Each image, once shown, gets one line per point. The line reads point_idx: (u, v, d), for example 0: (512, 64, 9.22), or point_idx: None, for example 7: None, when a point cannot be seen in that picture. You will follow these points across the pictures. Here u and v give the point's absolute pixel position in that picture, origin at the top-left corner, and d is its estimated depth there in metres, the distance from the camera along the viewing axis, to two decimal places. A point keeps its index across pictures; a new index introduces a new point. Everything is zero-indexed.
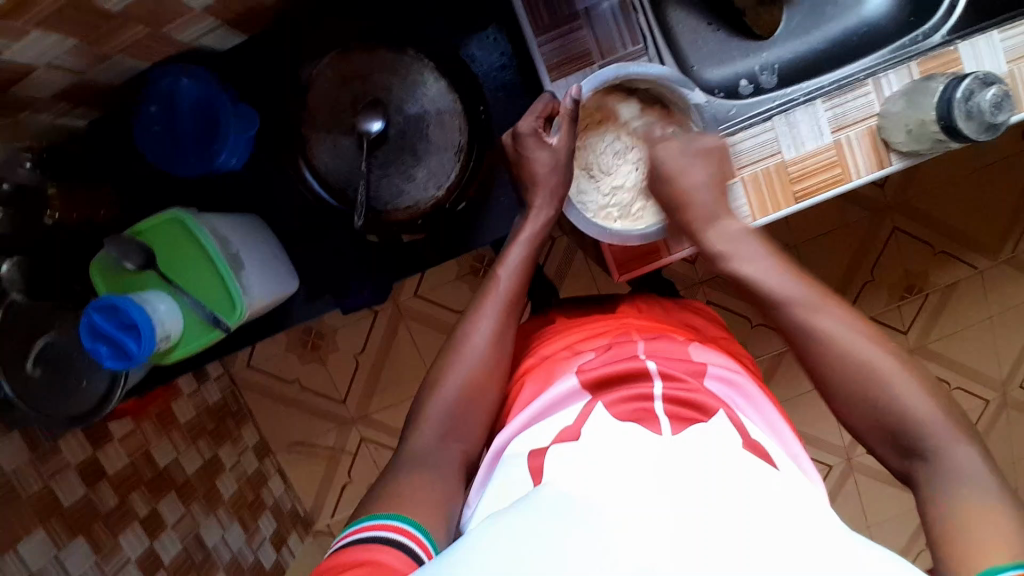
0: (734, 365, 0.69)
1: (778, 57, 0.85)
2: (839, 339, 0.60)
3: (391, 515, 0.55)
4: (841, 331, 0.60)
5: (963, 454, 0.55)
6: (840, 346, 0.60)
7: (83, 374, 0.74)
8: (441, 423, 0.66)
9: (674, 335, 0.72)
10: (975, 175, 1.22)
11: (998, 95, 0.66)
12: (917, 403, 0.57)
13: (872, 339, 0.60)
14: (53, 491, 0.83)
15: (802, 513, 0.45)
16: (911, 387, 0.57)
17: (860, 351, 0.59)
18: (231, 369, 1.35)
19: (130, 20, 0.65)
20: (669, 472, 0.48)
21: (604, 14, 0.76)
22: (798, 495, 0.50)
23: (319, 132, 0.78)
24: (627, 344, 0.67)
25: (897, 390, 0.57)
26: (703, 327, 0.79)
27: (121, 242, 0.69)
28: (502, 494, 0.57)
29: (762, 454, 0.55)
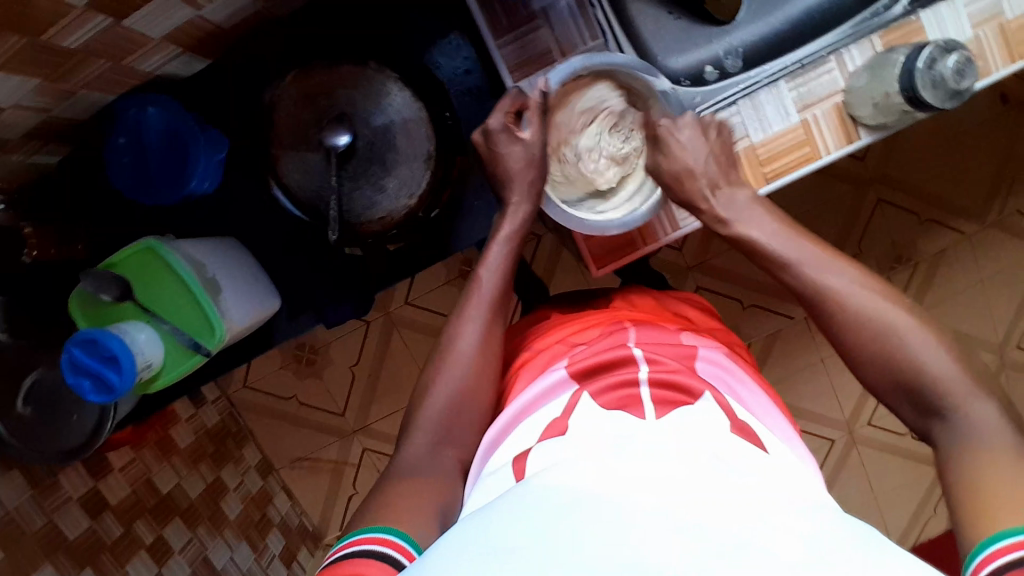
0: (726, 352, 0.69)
1: (742, 40, 0.83)
2: (852, 305, 0.61)
3: (380, 528, 0.55)
4: (852, 292, 0.61)
5: (983, 414, 0.55)
6: (856, 312, 0.60)
7: (73, 410, 0.76)
8: (433, 429, 0.66)
9: (666, 324, 0.72)
10: (956, 140, 1.22)
11: (961, 61, 0.65)
12: (942, 366, 0.57)
13: (886, 300, 0.60)
14: (58, 526, 0.83)
15: (781, 499, 0.45)
16: (930, 345, 0.57)
17: (871, 313, 0.60)
18: (228, 390, 1.35)
19: (90, 54, 0.65)
20: (650, 456, 0.48)
21: (562, 12, 0.76)
22: (783, 478, 0.50)
23: (286, 150, 0.78)
24: (620, 333, 0.67)
25: (918, 351, 0.57)
26: (697, 318, 0.79)
27: (98, 276, 0.69)
28: (485, 493, 0.56)
29: (750, 436, 0.55)
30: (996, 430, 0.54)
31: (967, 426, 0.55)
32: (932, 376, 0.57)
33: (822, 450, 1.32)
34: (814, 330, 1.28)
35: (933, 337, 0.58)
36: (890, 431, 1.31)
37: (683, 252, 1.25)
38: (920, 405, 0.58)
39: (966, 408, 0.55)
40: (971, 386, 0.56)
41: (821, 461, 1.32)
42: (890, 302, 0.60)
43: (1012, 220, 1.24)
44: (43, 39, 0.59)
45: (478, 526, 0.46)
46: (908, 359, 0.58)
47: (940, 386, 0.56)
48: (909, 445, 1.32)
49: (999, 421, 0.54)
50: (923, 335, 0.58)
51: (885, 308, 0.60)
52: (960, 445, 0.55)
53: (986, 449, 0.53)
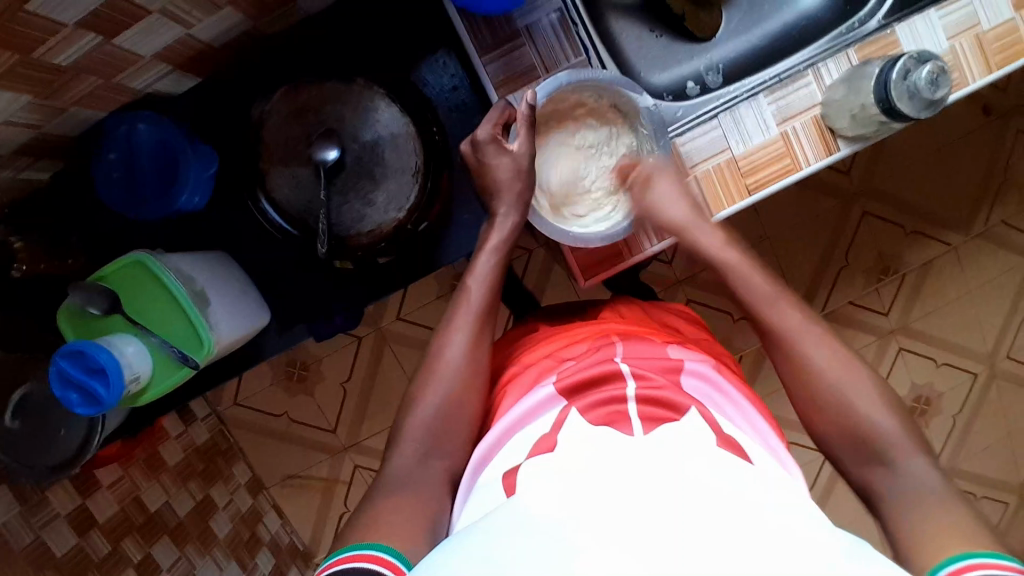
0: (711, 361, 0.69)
1: (721, 58, 0.88)
2: (806, 352, 0.64)
3: (371, 545, 0.54)
4: (810, 344, 0.64)
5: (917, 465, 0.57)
6: (806, 360, 0.64)
7: (61, 424, 0.76)
8: (422, 437, 0.66)
9: (652, 337, 0.71)
10: (938, 152, 1.24)
11: (935, 72, 0.67)
12: (882, 421, 0.60)
13: (837, 355, 0.63)
14: (45, 543, 0.82)
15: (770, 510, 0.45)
16: (869, 399, 0.61)
17: (819, 362, 0.63)
18: (218, 408, 1.35)
19: (81, 71, 0.66)
20: (639, 471, 0.48)
21: (545, 29, 0.78)
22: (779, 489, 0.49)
23: (276, 165, 0.79)
24: (607, 348, 0.67)
25: (860, 407, 0.61)
26: (684, 330, 0.79)
27: (85, 288, 0.69)
28: (477, 508, 0.56)
29: (736, 449, 0.54)
30: (930, 481, 0.56)
31: (906, 478, 0.57)
32: (871, 428, 0.60)
33: (815, 463, 1.32)
34: None
35: (871, 390, 0.61)
36: None
37: (673, 265, 1.25)
38: (859, 454, 0.60)
39: (903, 460, 0.58)
40: (905, 440, 0.59)
41: (815, 474, 1.32)
42: (842, 358, 0.63)
43: (997, 229, 1.26)
44: (35, 55, 0.60)
45: (468, 535, 0.47)
46: (851, 414, 0.61)
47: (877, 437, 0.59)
48: None
49: (931, 473, 0.57)
50: (859, 388, 0.62)
51: (837, 361, 0.63)
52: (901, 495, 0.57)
53: (920, 499, 0.55)
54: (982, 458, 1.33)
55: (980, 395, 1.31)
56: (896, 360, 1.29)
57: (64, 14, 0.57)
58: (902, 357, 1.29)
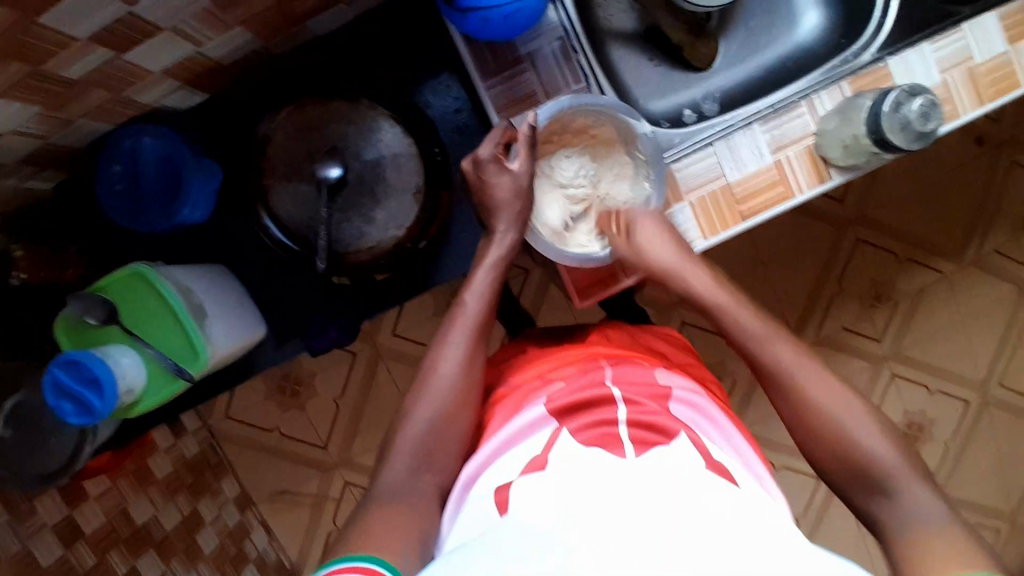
0: (696, 388, 0.69)
1: (718, 87, 0.90)
2: (802, 385, 0.65)
3: (364, 557, 0.52)
4: (806, 377, 0.65)
5: (916, 491, 0.57)
6: (802, 393, 0.64)
7: (50, 433, 0.76)
8: (411, 453, 0.66)
9: (639, 360, 0.71)
10: (931, 183, 1.26)
11: (925, 105, 0.69)
12: (881, 452, 0.60)
13: (833, 386, 0.64)
14: (31, 552, 0.82)
15: (765, 538, 0.45)
16: (869, 429, 0.61)
17: (814, 394, 0.64)
18: (210, 421, 1.34)
19: (90, 84, 0.68)
20: (631, 496, 0.48)
21: (547, 56, 0.80)
22: (759, 508, 0.50)
23: (278, 181, 0.80)
24: (597, 371, 0.66)
25: (859, 436, 0.61)
26: (670, 353, 0.80)
27: (84, 298, 0.69)
28: (462, 529, 0.57)
29: (724, 473, 0.55)
30: (934, 511, 0.56)
31: (907, 506, 0.57)
32: (872, 457, 0.60)
33: (807, 488, 1.32)
34: None
35: (869, 419, 0.62)
36: None
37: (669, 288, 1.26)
38: (861, 483, 0.60)
39: (902, 488, 0.58)
40: (905, 470, 0.59)
41: (806, 500, 1.31)
42: (839, 389, 0.64)
43: (988, 259, 1.28)
44: (46, 67, 0.61)
45: (457, 551, 0.47)
46: (851, 445, 0.61)
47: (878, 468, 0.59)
48: None
49: (936, 504, 0.57)
50: (856, 417, 0.62)
51: (832, 393, 0.63)
52: (904, 523, 0.56)
53: (926, 531, 0.54)
54: (973, 487, 1.33)
55: (971, 424, 1.32)
56: (888, 387, 1.30)
57: (77, 29, 0.59)
58: (894, 384, 1.30)
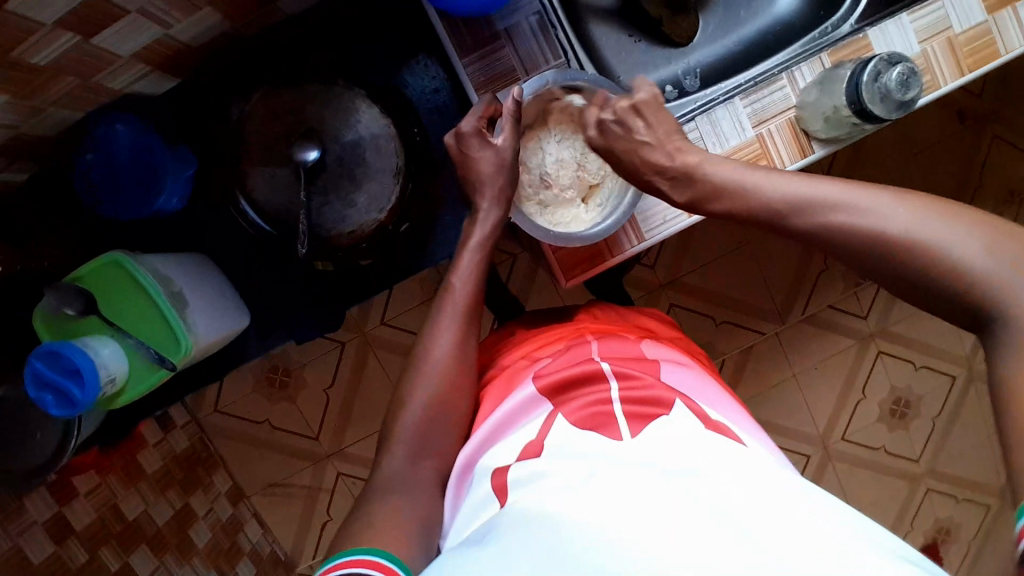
0: (685, 357, 0.69)
1: (698, 62, 0.90)
2: (851, 211, 0.56)
3: (369, 550, 0.53)
4: (855, 202, 0.56)
5: None
6: (856, 219, 0.55)
7: (37, 427, 0.76)
8: (410, 442, 0.65)
9: (625, 333, 0.71)
10: (916, 157, 1.27)
11: (905, 74, 0.68)
12: (975, 256, 0.50)
13: (882, 208, 0.54)
14: (21, 549, 0.81)
15: (772, 499, 0.44)
16: (955, 233, 0.51)
17: (871, 217, 0.55)
18: (199, 415, 1.33)
19: (61, 70, 0.66)
20: (632, 474, 0.47)
21: (524, 32, 0.79)
22: (768, 469, 0.49)
23: (257, 166, 0.79)
24: (582, 347, 0.67)
25: (939, 241, 0.51)
26: (657, 328, 0.80)
27: (60, 289, 0.68)
28: (472, 517, 0.55)
29: (725, 432, 0.55)
30: None
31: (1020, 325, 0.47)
32: (963, 265, 0.50)
33: (798, 465, 1.33)
34: (785, 344, 1.30)
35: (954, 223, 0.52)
36: (863, 446, 1.33)
37: (656, 269, 1.26)
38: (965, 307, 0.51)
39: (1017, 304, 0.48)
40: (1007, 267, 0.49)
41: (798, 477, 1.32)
42: (901, 202, 0.54)
43: None
44: (13, 53, 0.59)
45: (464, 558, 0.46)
46: (933, 258, 0.51)
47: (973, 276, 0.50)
48: (883, 457, 1.33)
49: None
50: (938, 228, 0.52)
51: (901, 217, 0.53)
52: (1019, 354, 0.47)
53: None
54: (961, 459, 1.35)
55: (960, 398, 1.33)
56: (875, 363, 1.31)
57: (44, 14, 0.57)
58: (881, 360, 1.31)
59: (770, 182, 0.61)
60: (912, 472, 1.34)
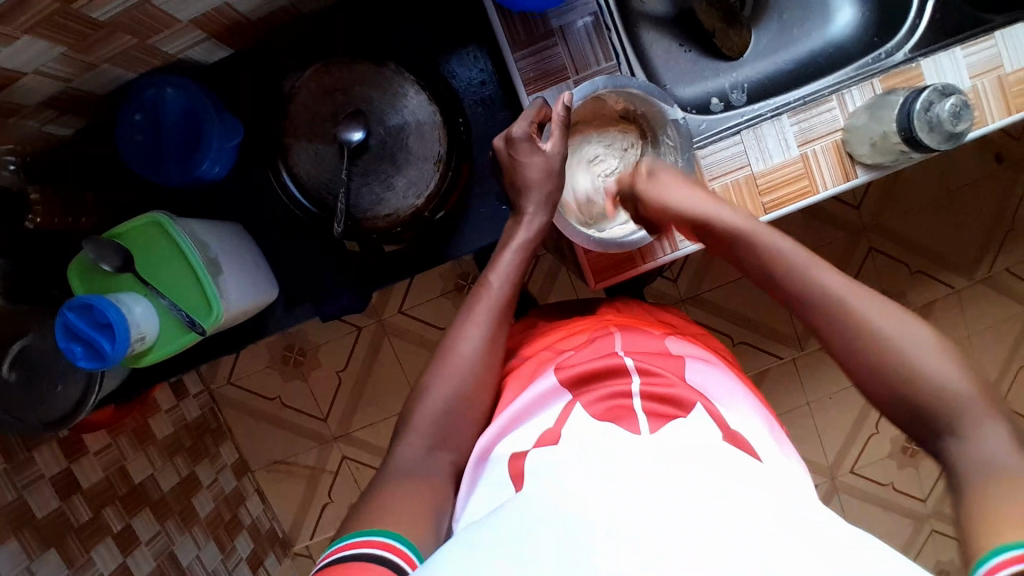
0: (710, 356, 0.69)
1: (746, 77, 0.90)
2: (855, 307, 0.59)
3: (380, 531, 0.52)
4: (860, 305, 0.59)
5: (996, 437, 0.51)
6: (857, 317, 0.59)
7: (57, 379, 0.75)
8: (427, 431, 0.64)
9: (650, 329, 0.71)
10: (951, 195, 1.26)
11: (958, 105, 0.68)
12: (948, 377, 0.54)
13: (877, 302, 0.59)
14: (27, 502, 0.81)
15: (786, 515, 0.43)
16: (939, 358, 0.55)
17: (869, 317, 0.58)
18: (211, 386, 1.34)
19: (119, 29, 0.67)
20: (657, 470, 0.46)
21: (578, 32, 0.79)
22: (780, 488, 0.48)
23: (300, 140, 0.80)
24: (607, 339, 0.66)
25: (924, 362, 0.55)
26: (680, 325, 0.80)
27: (100, 243, 0.69)
28: (484, 500, 0.55)
29: (742, 446, 0.53)
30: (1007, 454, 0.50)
31: (978, 449, 0.51)
32: (943, 390, 0.54)
33: None
34: (802, 371, 1.29)
35: (937, 348, 0.56)
36: (871, 482, 1.31)
37: (678, 283, 1.26)
38: (926, 424, 0.55)
39: (978, 428, 0.52)
40: (977, 402, 0.53)
41: None
42: (897, 312, 0.58)
43: (1001, 277, 1.27)
44: (74, 7, 0.60)
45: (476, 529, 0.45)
46: (903, 367, 0.56)
47: (947, 398, 0.54)
48: (891, 494, 1.32)
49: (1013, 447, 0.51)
50: (926, 347, 0.56)
51: (892, 318, 0.58)
52: (982, 474, 0.50)
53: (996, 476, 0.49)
54: None
55: None
56: None
57: None
58: None
59: (780, 243, 0.65)
60: (919, 513, 1.33)
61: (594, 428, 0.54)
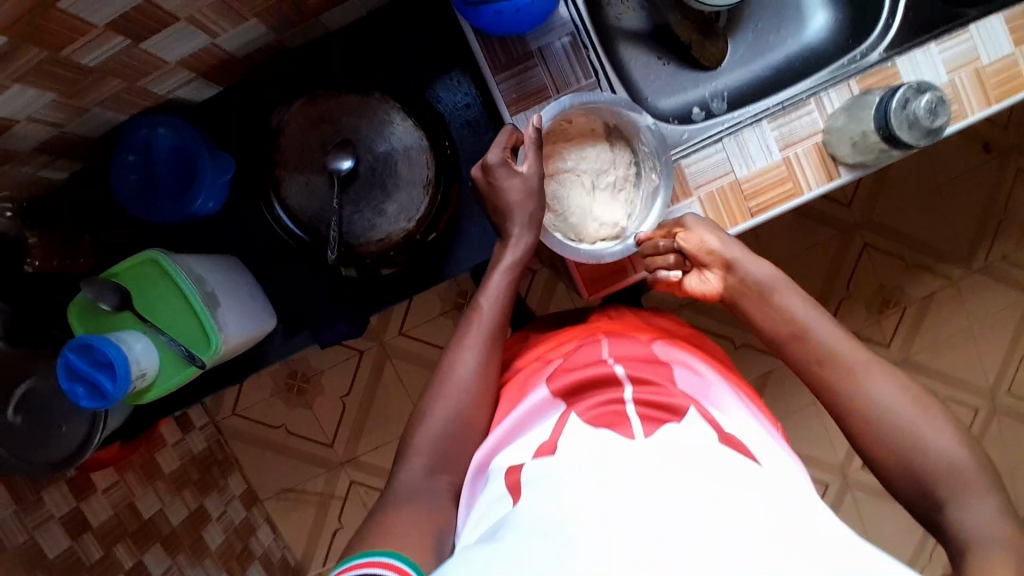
0: (700, 359, 0.69)
1: (725, 86, 0.91)
2: (853, 371, 0.63)
3: (384, 553, 0.52)
4: (861, 369, 0.62)
5: (986, 504, 0.54)
6: (860, 384, 0.62)
7: (62, 420, 0.76)
8: (427, 455, 0.64)
9: (636, 334, 0.71)
10: (940, 188, 1.26)
11: (933, 101, 0.69)
12: (941, 444, 0.57)
13: (877, 367, 0.62)
14: (38, 543, 0.82)
15: (782, 517, 0.44)
16: (935, 427, 0.58)
17: (869, 381, 0.62)
18: (216, 417, 1.35)
19: (108, 73, 0.69)
20: (652, 479, 0.47)
21: (557, 51, 0.81)
22: (774, 489, 0.48)
23: (290, 172, 0.81)
24: (593, 347, 0.67)
25: (918, 428, 0.58)
26: (668, 327, 0.81)
27: (97, 283, 0.70)
28: (482, 520, 0.54)
29: (736, 447, 0.54)
30: (995, 521, 0.53)
31: (967, 514, 0.54)
32: (936, 456, 0.57)
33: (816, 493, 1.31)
34: None
35: (934, 416, 0.59)
36: None
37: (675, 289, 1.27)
38: (916, 484, 0.58)
39: (968, 494, 0.55)
40: (972, 472, 0.56)
41: None
42: (894, 376, 0.62)
43: (997, 265, 1.28)
44: (63, 53, 0.62)
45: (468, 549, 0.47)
46: (896, 432, 0.59)
47: (944, 467, 0.56)
48: None
49: (1000, 515, 0.54)
50: (923, 417, 0.59)
51: (889, 384, 0.61)
52: (971, 536, 0.53)
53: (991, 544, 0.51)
54: None
55: (981, 432, 1.31)
56: None
57: (95, 17, 0.60)
58: None
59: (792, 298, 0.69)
60: None
61: (589, 434, 0.54)
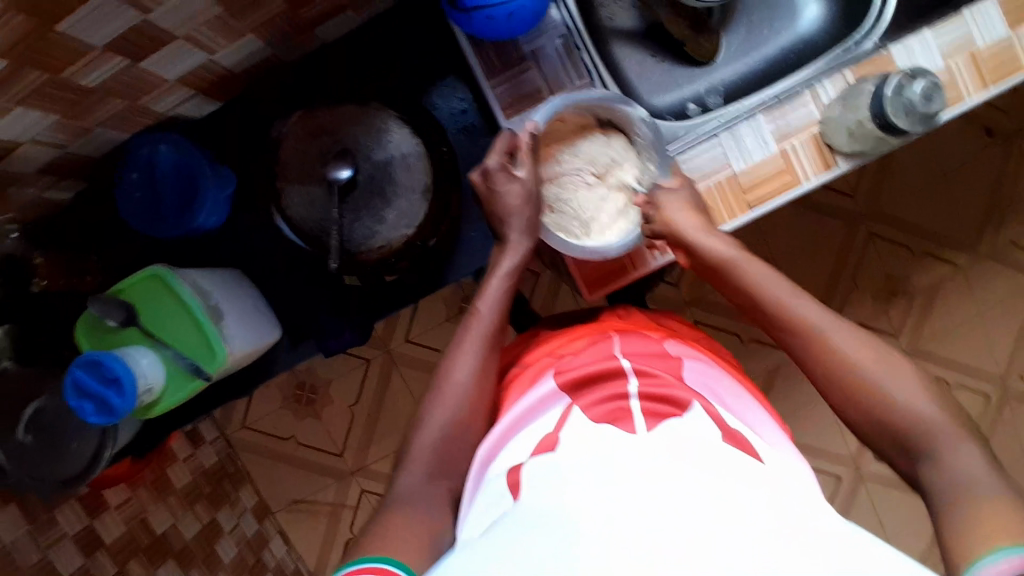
0: (709, 357, 0.69)
1: (721, 80, 0.92)
2: (822, 335, 0.63)
3: (378, 558, 0.52)
4: (833, 333, 0.63)
5: (965, 457, 0.54)
6: (833, 348, 0.62)
7: (70, 438, 0.76)
8: (427, 460, 0.64)
9: (648, 332, 0.71)
10: (942, 175, 1.26)
11: (928, 87, 0.69)
12: (917, 402, 0.57)
13: (851, 331, 0.62)
14: (52, 561, 0.82)
15: (786, 516, 0.43)
16: (910, 387, 0.58)
17: (840, 344, 0.62)
18: (227, 431, 1.35)
19: (108, 93, 0.70)
20: (653, 471, 0.47)
21: (550, 54, 0.82)
22: (783, 489, 0.48)
23: (290, 183, 0.81)
24: (605, 343, 0.67)
25: (894, 388, 0.58)
26: (680, 329, 0.80)
27: (103, 301, 0.70)
28: (482, 513, 0.54)
29: (741, 445, 0.54)
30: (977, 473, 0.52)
31: (949, 470, 0.54)
32: (914, 414, 0.57)
33: (828, 486, 1.30)
34: None
35: (908, 377, 0.59)
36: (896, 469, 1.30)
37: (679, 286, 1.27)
38: (899, 444, 0.58)
39: (948, 449, 0.54)
40: (956, 428, 0.55)
41: (829, 500, 1.30)
42: (865, 339, 0.62)
43: (1003, 250, 1.27)
44: (61, 75, 0.63)
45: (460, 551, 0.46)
46: (873, 394, 0.59)
47: (926, 426, 0.56)
48: None
49: (984, 467, 0.53)
50: (898, 376, 0.59)
51: (860, 345, 0.61)
52: (953, 492, 0.52)
53: (976, 497, 0.50)
54: None
55: (994, 418, 1.30)
56: None
57: (93, 38, 0.60)
58: None
59: (764, 269, 0.69)
60: None
61: (592, 429, 0.55)
